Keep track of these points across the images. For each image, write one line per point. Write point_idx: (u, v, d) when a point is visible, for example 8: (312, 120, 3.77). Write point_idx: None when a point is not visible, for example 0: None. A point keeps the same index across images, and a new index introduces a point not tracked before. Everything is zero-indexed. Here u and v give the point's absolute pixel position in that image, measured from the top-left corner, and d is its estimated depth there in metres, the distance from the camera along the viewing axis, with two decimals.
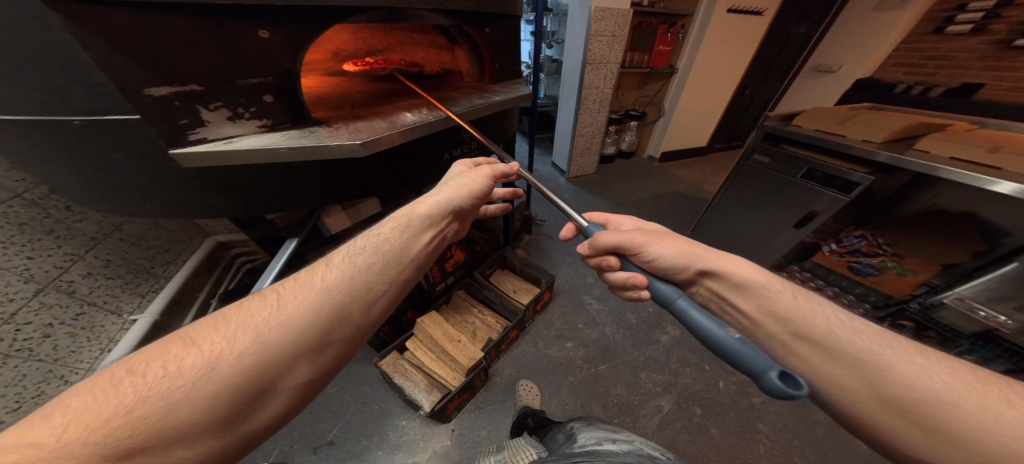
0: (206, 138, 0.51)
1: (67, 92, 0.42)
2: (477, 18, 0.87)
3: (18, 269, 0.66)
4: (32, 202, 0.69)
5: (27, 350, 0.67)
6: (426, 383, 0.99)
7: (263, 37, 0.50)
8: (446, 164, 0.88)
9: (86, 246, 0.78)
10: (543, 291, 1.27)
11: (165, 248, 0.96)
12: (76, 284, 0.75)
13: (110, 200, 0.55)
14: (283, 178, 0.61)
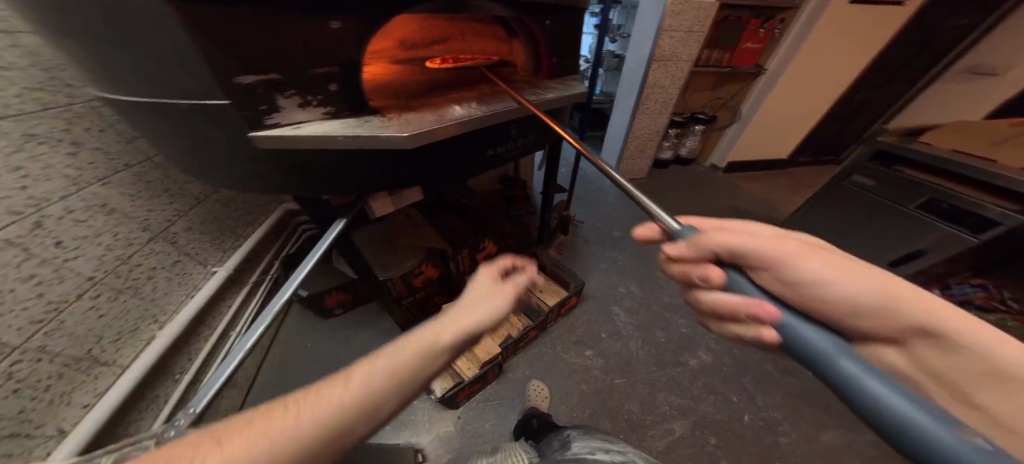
0: (279, 123, 0.57)
1: (178, 80, 0.50)
2: (540, 13, 0.86)
3: (142, 218, 0.84)
4: (155, 167, 0.88)
5: (136, 288, 0.83)
6: (442, 370, 1.04)
7: (335, 29, 0.56)
8: (487, 159, 0.90)
9: (190, 204, 0.97)
10: (570, 295, 1.25)
11: (247, 211, 1.18)
12: (177, 236, 0.93)
13: (206, 171, 0.66)
14: (338, 164, 0.67)
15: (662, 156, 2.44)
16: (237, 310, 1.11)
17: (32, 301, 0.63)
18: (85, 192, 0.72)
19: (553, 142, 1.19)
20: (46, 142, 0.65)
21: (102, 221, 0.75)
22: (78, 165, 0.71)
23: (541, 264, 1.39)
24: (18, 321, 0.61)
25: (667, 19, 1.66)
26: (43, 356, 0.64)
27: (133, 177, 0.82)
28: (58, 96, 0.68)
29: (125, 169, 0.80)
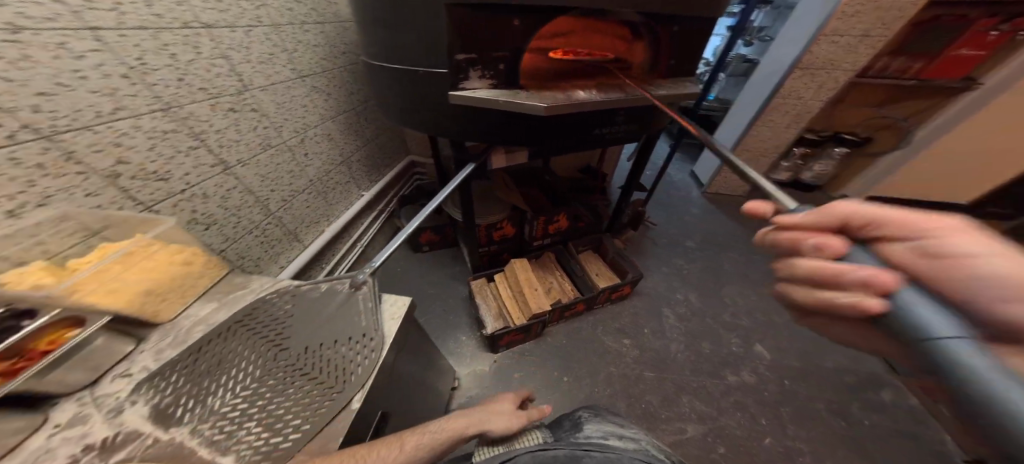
0: (465, 87, 0.80)
1: (420, 53, 0.77)
2: (669, 18, 0.93)
3: (342, 148, 1.23)
4: (356, 114, 1.28)
5: (327, 194, 1.23)
6: (495, 312, 1.28)
7: (515, 25, 0.75)
8: (592, 138, 1.03)
9: (364, 144, 1.37)
10: (625, 283, 1.35)
11: (388, 157, 1.60)
12: (353, 164, 1.33)
13: (401, 115, 0.95)
14: (484, 121, 0.88)
15: (775, 176, 2.21)
16: (367, 228, 1.46)
17: (287, 187, 1.04)
18: (324, 125, 1.12)
19: (649, 138, 1.25)
20: (317, 90, 1.05)
21: (325, 146, 1.15)
22: (328, 106, 1.11)
23: (604, 249, 1.50)
24: (278, 197, 1.01)
25: (833, 23, 1.44)
26: (279, 224, 1.05)
27: (346, 118, 1.22)
28: (331, 61, 1.08)
29: (344, 112, 1.20)
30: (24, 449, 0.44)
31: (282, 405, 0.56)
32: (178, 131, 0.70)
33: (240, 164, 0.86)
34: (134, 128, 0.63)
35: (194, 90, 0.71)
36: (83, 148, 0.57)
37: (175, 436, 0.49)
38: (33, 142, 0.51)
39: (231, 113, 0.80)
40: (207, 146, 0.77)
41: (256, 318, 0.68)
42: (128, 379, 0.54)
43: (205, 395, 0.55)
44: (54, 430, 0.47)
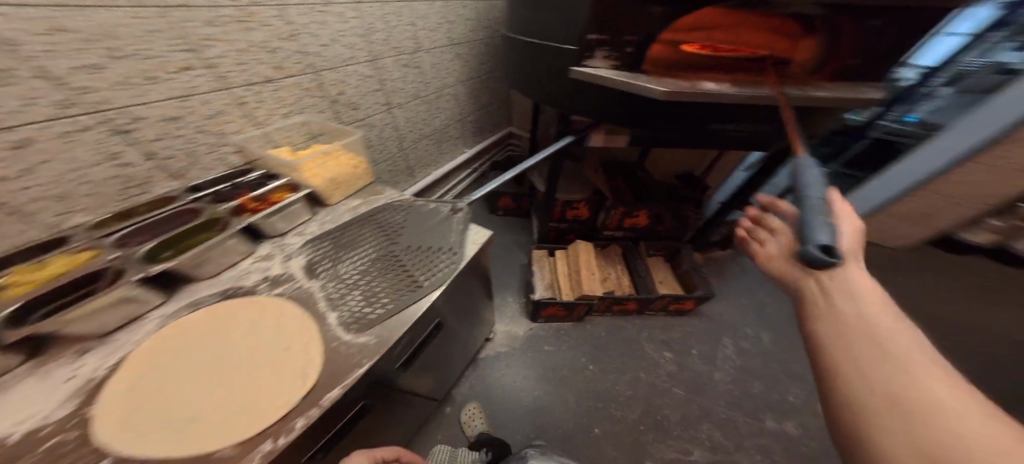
0: (584, 65, 0.83)
1: (550, 29, 0.84)
2: (864, 9, 0.82)
3: (464, 107, 1.44)
4: (482, 82, 1.46)
5: (443, 145, 1.47)
6: (547, 283, 1.37)
7: (653, 12, 0.76)
8: (706, 133, 0.99)
9: (479, 108, 1.55)
10: (689, 298, 1.31)
11: (496, 123, 1.77)
12: (468, 123, 1.53)
13: (522, 84, 1.07)
14: (597, 100, 0.91)
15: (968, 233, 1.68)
16: (460, 182, 1.68)
17: (419, 132, 1.29)
18: (455, 87, 1.34)
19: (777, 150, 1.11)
20: (460, 57, 1.26)
21: (451, 103, 1.36)
22: (464, 71, 1.32)
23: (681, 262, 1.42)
24: (411, 138, 1.27)
25: None
26: (403, 161, 1.31)
27: (472, 85, 1.41)
28: (476, 33, 1.27)
29: (473, 79, 1.40)
30: (238, 266, 0.69)
31: (380, 285, 0.67)
32: (372, 76, 0.99)
33: (395, 107, 1.12)
34: (352, 71, 0.93)
35: (386, 48, 0.98)
36: (327, 81, 0.87)
37: (309, 285, 0.67)
38: (309, 75, 0.82)
39: (404, 67, 1.08)
40: (385, 89, 1.05)
41: (380, 218, 0.81)
42: (300, 237, 0.76)
43: (339, 259, 0.71)
44: (253, 259, 0.71)
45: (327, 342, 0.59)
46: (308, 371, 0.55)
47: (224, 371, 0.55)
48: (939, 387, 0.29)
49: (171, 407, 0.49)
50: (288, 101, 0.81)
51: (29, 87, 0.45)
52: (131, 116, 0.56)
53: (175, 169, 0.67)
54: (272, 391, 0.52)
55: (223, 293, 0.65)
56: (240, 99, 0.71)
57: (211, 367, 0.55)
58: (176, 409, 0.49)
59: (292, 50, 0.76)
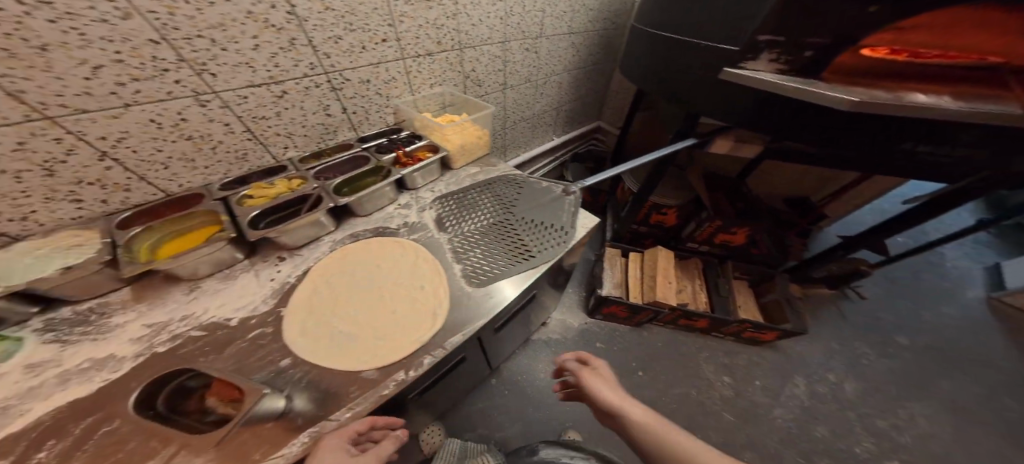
0: (744, 67, 0.73)
1: (698, 22, 0.77)
2: None
3: (565, 94, 1.46)
4: (587, 72, 1.45)
5: (536, 129, 1.50)
6: (616, 283, 1.36)
7: (869, 11, 0.59)
8: (890, 153, 0.79)
9: (577, 98, 1.54)
10: (776, 330, 1.20)
11: (588, 115, 1.73)
12: (562, 111, 1.54)
13: (644, 76, 1.02)
14: (736, 106, 0.81)
15: None
16: (541, 168, 1.71)
17: (520, 114, 1.36)
18: (562, 75, 1.36)
19: (982, 181, 0.86)
20: (574, 47, 1.28)
21: (553, 90, 1.38)
22: (574, 60, 1.33)
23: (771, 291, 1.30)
24: (513, 119, 1.34)
25: None
26: (501, 138, 1.37)
27: (577, 75, 1.42)
28: (595, 24, 1.26)
29: (580, 69, 1.40)
30: (385, 209, 0.87)
31: (496, 249, 0.77)
32: (499, 57, 1.09)
33: (508, 88, 1.21)
34: (487, 51, 1.05)
35: (515, 32, 1.06)
36: (466, 58, 1.02)
37: (439, 236, 0.81)
38: (453, 52, 0.98)
39: (526, 51, 1.14)
40: (505, 70, 1.15)
41: (492, 191, 0.91)
42: (432, 194, 0.91)
43: (462, 221, 0.83)
44: (396, 206, 0.88)
45: (453, 288, 0.71)
46: (436, 314, 0.67)
47: (368, 306, 0.70)
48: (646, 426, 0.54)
49: (337, 324, 0.66)
50: (436, 73, 1.00)
51: (299, 52, 0.70)
52: (343, 78, 0.81)
53: (354, 121, 0.92)
54: (408, 329, 0.65)
55: (375, 230, 0.83)
56: (407, 68, 0.93)
57: (362, 303, 0.71)
58: (340, 327, 0.66)
59: (451, 27, 0.92)
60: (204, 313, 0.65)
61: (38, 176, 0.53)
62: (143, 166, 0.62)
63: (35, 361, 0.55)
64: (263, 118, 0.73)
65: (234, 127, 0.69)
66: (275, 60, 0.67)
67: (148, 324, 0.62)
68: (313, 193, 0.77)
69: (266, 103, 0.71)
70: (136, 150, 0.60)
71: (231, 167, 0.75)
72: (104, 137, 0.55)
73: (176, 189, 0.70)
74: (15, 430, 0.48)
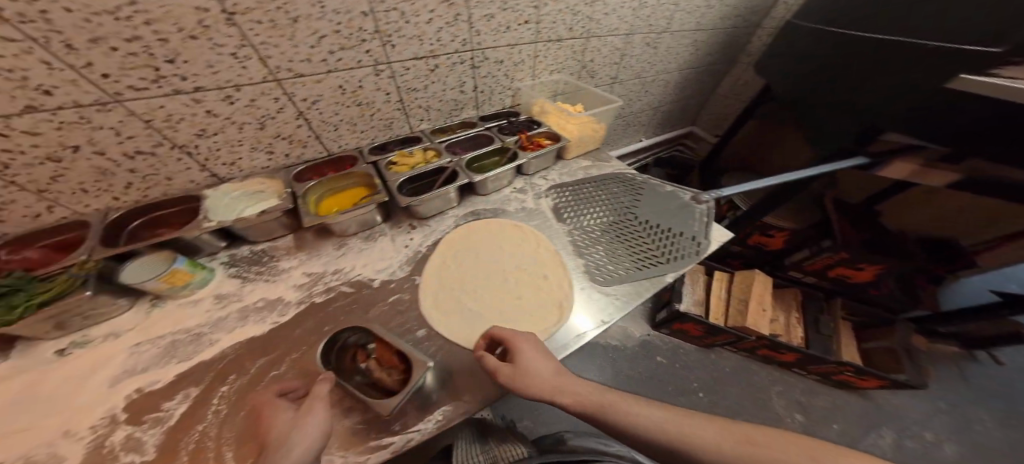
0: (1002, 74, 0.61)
1: (921, 27, 0.69)
2: None
3: (669, 93, 1.37)
4: (698, 71, 1.35)
5: (630, 127, 1.44)
6: (694, 298, 1.29)
7: None
8: None
9: (678, 99, 1.45)
10: (886, 379, 1.08)
11: (684, 118, 1.63)
12: (660, 111, 1.46)
13: (806, 78, 0.96)
14: (958, 120, 0.67)
15: None
16: None
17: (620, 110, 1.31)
18: (673, 74, 1.28)
19: None
20: (696, 44, 1.19)
21: (659, 88, 1.31)
22: (690, 59, 1.25)
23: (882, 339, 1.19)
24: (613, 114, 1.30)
25: None
26: None
27: (688, 75, 1.34)
28: (726, 21, 1.16)
29: (693, 69, 1.32)
30: (501, 192, 0.91)
31: (619, 249, 0.75)
32: (619, 49, 1.04)
33: (618, 82, 1.17)
34: (610, 42, 1.00)
35: (643, 25, 1.00)
36: (590, 47, 0.99)
37: (558, 227, 0.82)
38: (579, 40, 0.95)
39: (647, 45, 1.08)
40: (621, 64, 1.10)
41: (605, 189, 0.88)
42: (545, 182, 0.93)
43: (579, 215, 0.83)
44: (513, 190, 0.91)
45: (574, 279, 0.73)
46: (561, 308, 0.68)
47: (491, 286, 0.74)
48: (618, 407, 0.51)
49: (467, 301, 0.71)
50: (556, 62, 0.98)
51: (460, 28, 0.79)
52: (483, 57, 0.88)
53: (477, 99, 0.98)
54: (534, 319, 0.68)
55: (493, 211, 0.87)
56: (537, 52, 0.93)
57: (486, 284, 0.74)
58: (469, 304, 0.70)
59: (584, 15, 0.88)
60: (350, 270, 0.74)
61: (254, 129, 0.66)
62: (320, 125, 0.75)
63: (226, 292, 0.66)
64: (412, 90, 0.85)
65: (389, 97, 0.82)
66: (439, 35, 0.77)
67: (308, 272, 0.72)
68: (448, 167, 0.85)
69: (421, 76, 0.83)
70: (321, 112, 0.73)
71: (379, 132, 0.88)
72: (303, 99, 0.69)
73: (337, 150, 0.84)
74: (207, 358, 0.59)
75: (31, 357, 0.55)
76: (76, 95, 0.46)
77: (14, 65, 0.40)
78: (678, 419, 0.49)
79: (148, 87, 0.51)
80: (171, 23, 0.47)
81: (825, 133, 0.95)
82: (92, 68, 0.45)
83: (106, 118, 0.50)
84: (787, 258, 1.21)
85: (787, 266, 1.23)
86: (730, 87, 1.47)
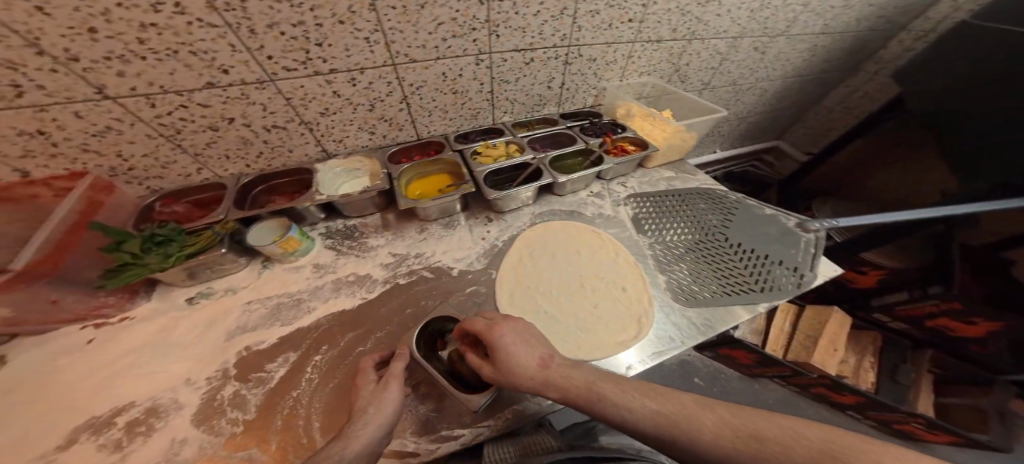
0: None
1: None
2: None
3: (763, 101, 1.27)
4: (801, 81, 1.22)
5: (710, 135, 1.35)
6: (756, 326, 1.22)
7: None
8: None
9: (767, 111, 1.34)
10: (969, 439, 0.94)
11: (769, 132, 1.50)
12: (745, 122, 1.35)
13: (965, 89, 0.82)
14: None
15: None
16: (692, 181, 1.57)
17: None
18: (774, 82, 1.18)
19: None
20: (813, 49, 1.07)
21: (751, 97, 1.22)
22: (796, 67, 1.14)
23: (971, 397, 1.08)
24: None
25: None
26: None
27: (793, 83, 1.22)
28: (860, 23, 1.02)
29: (800, 77, 1.20)
30: (578, 195, 0.89)
31: (705, 269, 0.72)
32: (721, 53, 0.97)
33: (708, 89, 1.10)
34: (713, 45, 0.94)
35: (758, 28, 0.92)
36: (689, 50, 0.92)
37: (637, 238, 0.79)
38: (682, 42, 0.89)
39: (753, 50, 1.00)
40: (717, 69, 1.03)
41: (689, 204, 0.83)
42: (624, 189, 0.89)
43: (660, 228, 0.80)
44: (589, 194, 0.89)
45: (655, 294, 0.70)
46: (640, 321, 0.66)
47: (564, 287, 0.74)
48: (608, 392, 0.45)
49: (542, 300, 0.71)
50: (651, 63, 0.93)
51: (563, 22, 0.76)
52: (579, 54, 0.85)
53: (562, 96, 0.96)
54: (610, 327, 0.67)
55: (569, 212, 0.86)
56: (631, 52, 0.88)
57: (560, 287, 0.74)
58: (545, 304, 0.70)
59: (693, 16, 0.82)
60: (431, 256, 0.77)
61: (365, 110, 0.76)
62: (417, 109, 0.82)
63: (323, 263, 0.73)
64: (503, 82, 0.86)
65: (481, 89, 0.85)
66: (542, 28, 0.76)
67: (393, 253, 0.77)
68: (531, 164, 0.85)
69: (515, 68, 0.84)
70: (421, 99, 0.81)
71: (465, 121, 0.92)
72: (409, 83, 0.76)
73: (425, 135, 0.90)
74: (304, 325, 0.65)
75: (169, 301, 0.64)
76: (245, 74, 0.58)
77: (210, 48, 0.53)
78: (674, 407, 0.43)
79: (297, 68, 0.62)
80: (328, 9, 0.57)
81: (991, 142, 0.79)
82: (263, 51, 0.57)
83: (254, 94, 0.62)
84: (876, 299, 1.12)
85: (871, 307, 1.15)
86: (837, 100, 1.30)
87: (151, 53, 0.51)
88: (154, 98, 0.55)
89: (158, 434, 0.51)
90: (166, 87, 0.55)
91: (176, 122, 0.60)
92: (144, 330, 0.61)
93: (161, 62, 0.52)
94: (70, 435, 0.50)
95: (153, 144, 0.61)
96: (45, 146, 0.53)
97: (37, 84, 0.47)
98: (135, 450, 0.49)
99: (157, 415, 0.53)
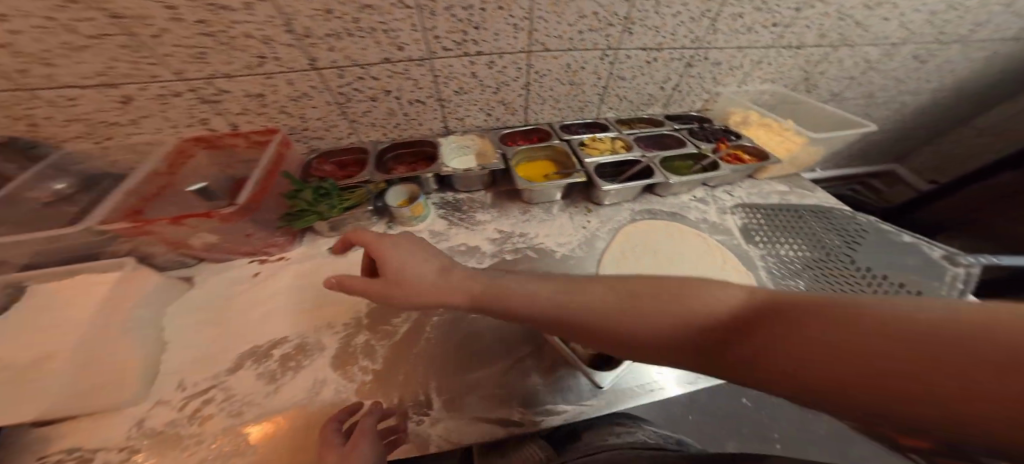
0: None
1: None
2: None
3: (898, 117, 1.15)
4: (948, 97, 1.11)
5: None
6: None
7: None
8: None
9: (890, 131, 1.22)
10: None
11: (882, 156, 1.36)
12: (863, 140, 1.24)
13: None
14: None
15: None
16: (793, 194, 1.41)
17: None
18: (920, 96, 1.08)
19: None
20: (983, 57, 0.97)
21: (880, 114, 1.12)
22: (949, 80, 1.03)
23: None
24: None
25: None
26: None
27: (944, 98, 1.11)
28: None
29: (956, 92, 1.08)
30: (680, 197, 0.88)
31: (824, 287, 0.68)
32: (870, 62, 0.91)
33: (837, 101, 1.03)
34: (865, 52, 0.88)
35: (930, 33, 0.85)
36: (831, 57, 0.87)
37: (748, 247, 0.77)
38: (829, 48, 0.85)
39: (911, 59, 0.92)
40: (857, 79, 0.96)
41: (804, 222, 0.80)
42: (730, 197, 0.87)
43: (772, 241, 0.77)
44: (692, 198, 0.88)
45: None
46: None
47: None
48: (519, 284, 0.43)
49: None
50: (782, 69, 0.88)
51: (704, 23, 0.75)
52: (707, 57, 0.83)
53: (672, 99, 0.95)
54: None
55: (671, 213, 0.85)
56: (762, 58, 0.85)
57: None
58: None
59: (854, 20, 0.78)
60: (534, 238, 0.80)
61: (490, 93, 0.81)
62: (534, 97, 0.86)
63: (438, 230, 0.79)
64: (620, 79, 0.86)
65: (598, 84, 0.87)
66: (676, 28, 0.75)
67: (498, 230, 0.80)
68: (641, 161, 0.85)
69: (636, 66, 0.83)
70: (542, 87, 0.84)
71: (570, 113, 0.94)
72: (537, 71, 0.80)
73: (532, 121, 0.94)
74: None
75: (314, 249, 0.72)
76: (415, 52, 0.67)
77: (399, 27, 0.62)
78: (574, 289, 0.40)
79: (451, 49, 0.69)
80: None
81: None
82: (434, 31, 0.65)
83: (413, 70, 0.70)
84: None
85: None
86: (996, 118, 1.17)
87: (357, 30, 0.60)
88: (343, 71, 0.64)
89: (305, 371, 0.58)
90: (356, 61, 0.64)
91: (349, 91, 0.69)
92: (296, 271, 0.69)
93: (359, 38, 0.61)
94: (236, 361, 0.57)
95: (326, 110, 0.71)
96: (258, 106, 0.64)
97: (275, 55, 0.58)
98: (286, 384, 0.56)
99: (304, 353, 0.60)
